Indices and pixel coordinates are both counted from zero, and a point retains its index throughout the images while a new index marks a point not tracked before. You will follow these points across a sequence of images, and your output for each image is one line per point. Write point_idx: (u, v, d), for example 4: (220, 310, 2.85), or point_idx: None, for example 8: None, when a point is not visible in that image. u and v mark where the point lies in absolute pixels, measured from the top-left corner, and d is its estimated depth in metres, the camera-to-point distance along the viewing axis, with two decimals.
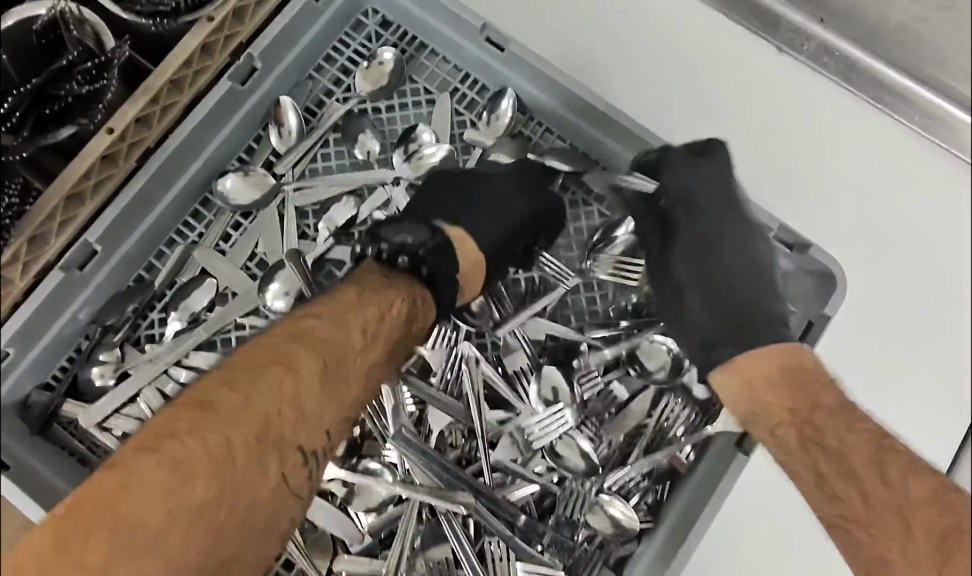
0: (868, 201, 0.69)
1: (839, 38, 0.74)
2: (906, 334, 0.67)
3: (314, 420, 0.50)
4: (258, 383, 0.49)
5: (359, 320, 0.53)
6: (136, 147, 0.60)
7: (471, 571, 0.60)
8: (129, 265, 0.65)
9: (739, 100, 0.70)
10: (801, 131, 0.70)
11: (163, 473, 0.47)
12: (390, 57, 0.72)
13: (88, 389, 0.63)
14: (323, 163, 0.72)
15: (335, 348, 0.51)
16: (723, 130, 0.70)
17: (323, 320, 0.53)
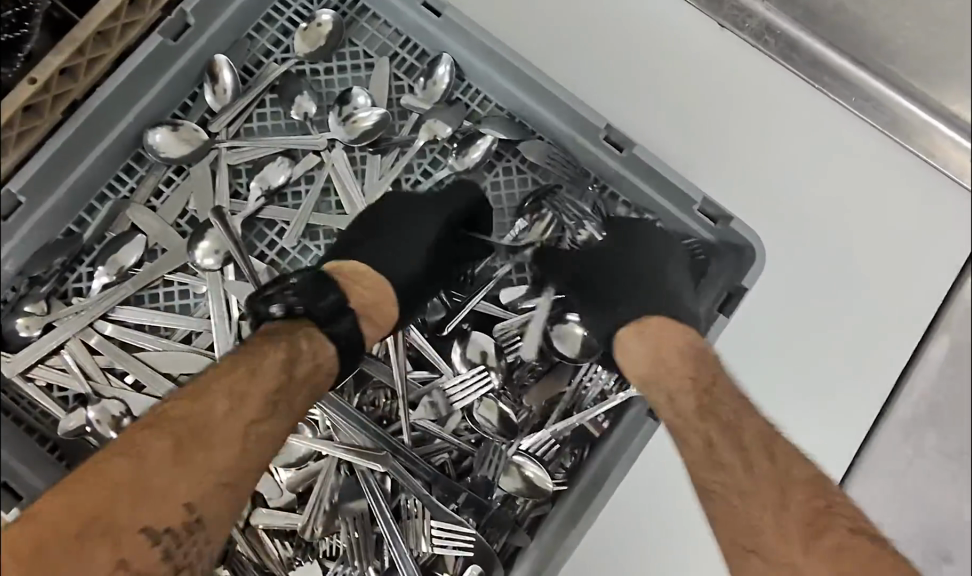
0: (803, 177, 0.70)
1: (781, 18, 0.76)
2: (805, 350, 0.67)
3: (278, 434, 0.54)
4: (175, 430, 0.50)
5: (275, 371, 0.53)
6: (61, 99, 0.61)
7: (386, 528, 0.61)
8: (59, 216, 0.64)
9: (679, 73, 0.71)
10: (739, 105, 0.71)
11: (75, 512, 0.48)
12: (328, 19, 0.72)
13: (14, 339, 0.63)
14: (259, 123, 0.72)
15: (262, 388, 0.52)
16: (663, 104, 0.70)
17: (244, 373, 0.52)
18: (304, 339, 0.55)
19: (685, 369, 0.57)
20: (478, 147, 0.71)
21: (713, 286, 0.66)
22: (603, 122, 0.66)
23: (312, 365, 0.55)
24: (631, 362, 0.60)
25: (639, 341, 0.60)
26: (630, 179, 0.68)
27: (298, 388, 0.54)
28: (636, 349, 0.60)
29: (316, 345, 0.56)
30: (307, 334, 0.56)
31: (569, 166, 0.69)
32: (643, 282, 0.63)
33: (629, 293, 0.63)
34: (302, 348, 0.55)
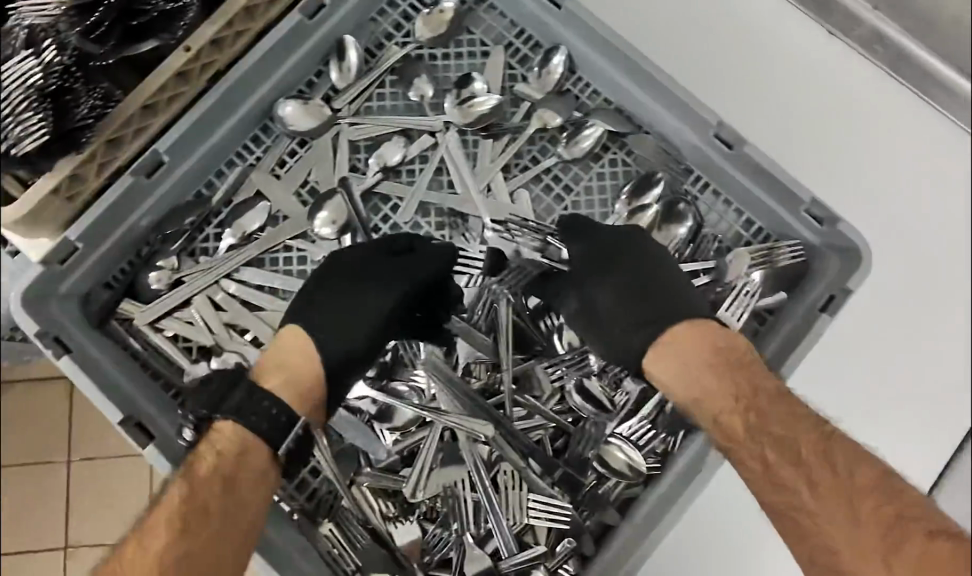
0: (908, 193, 0.71)
1: (891, 25, 0.74)
2: (890, 373, 0.68)
3: (238, 511, 0.54)
4: (174, 521, 0.52)
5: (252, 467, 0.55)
6: (209, 68, 0.65)
7: (485, 497, 0.63)
8: (191, 180, 0.69)
9: (785, 84, 0.71)
10: (845, 119, 0.71)
11: None
12: (451, 7, 0.75)
13: (146, 291, 0.68)
14: (377, 103, 0.75)
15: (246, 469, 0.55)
16: (769, 115, 0.72)
17: (224, 460, 0.55)
18: (221, 440, 0.56)
19: (702, 369, 0.58)
20: (586, 136, 0.72)
21: (816, 285, 0.67)
22: (715, 118, 0.68)
23: (236, 446, 0.56)
24: (674, 379, 0.59)
25: (674, 353, 0.59)
26: (736, 174, 0.69)
27: (241, 473, 0.55)
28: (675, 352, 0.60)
29: (217, 449, 0.55)
30: (209, 444, 0.56)
31: (671, 160, 0.72)
32: (652, 296, 0.62)
33: (659, 306, 0.62)
34: (218, 438, 0.56)
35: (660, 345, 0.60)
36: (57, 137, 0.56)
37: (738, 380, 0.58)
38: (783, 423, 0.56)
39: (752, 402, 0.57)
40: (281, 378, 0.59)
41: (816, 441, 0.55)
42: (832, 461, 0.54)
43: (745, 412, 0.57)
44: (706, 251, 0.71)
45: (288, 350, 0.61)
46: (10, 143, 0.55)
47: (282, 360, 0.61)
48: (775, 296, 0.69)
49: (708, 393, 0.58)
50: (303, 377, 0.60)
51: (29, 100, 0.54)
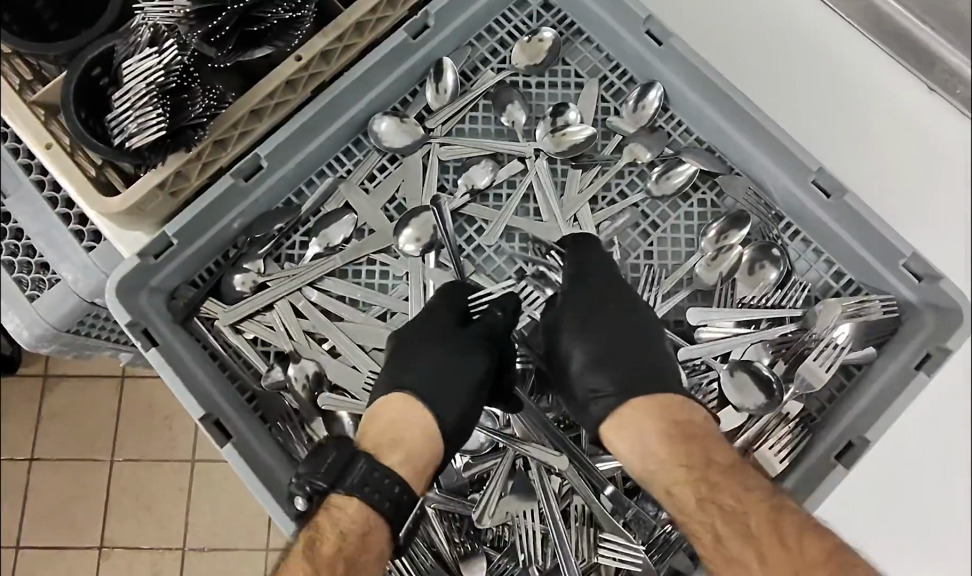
0: None
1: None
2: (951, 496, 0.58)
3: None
4: None
5: (371, 535, 0.56)
6: (315, 78, 0.66)
7: (555, 529, 0.63)
8: (284, 187, 0.70)
9: (867, 126, 0.66)
10: (935, 164, 0.65)
11: None
12: (550, 36, 0.75)
13: (230, 292, 0.69)
14: (470, 125, 0.76)
15: (368, 540, 0.55)
16: (851, 157, 0.67)
17: (348, 531, 0.55)
18: (344, 518, 0.55)
19: (655, 438, 0.58)
20: (678, 173, 0.72)
21: (909, 343, 0.64)
22: (815, 164, 0.66)
23: (359, 527, 0.55)
24: (622, 452, 0.59)
25: (623, 427, 0.60)
26: (832, 224, 0.68)
27: (364, 553, 0.54)
28: (629, 425, 0.59)
29: (341, 527, 0.55)
30: (331, 518, 0.55)
31: (761, 205, 0.71)
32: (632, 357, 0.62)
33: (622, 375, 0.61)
34: (340, 515, 0.55)
35: (611, 420, 0.60)
36: (170, 134, 0.59)
37: (689, 451, 0.57)
38: (735, 496, 0.55)
39: (703, 474, 0.56)
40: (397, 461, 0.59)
41: (770, 518, 0.54)
42: (780, 532, 0.53)
43: (693, 482, 0.56)
44: (795, 298, 0.69)
45: (399, 425, 0.61)
46: (127, 136, 0.57)
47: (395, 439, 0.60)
48: (866, 351, 0.66)
49: (663, 462, 0.57)
50: (420, 455, 0.60)
51: (149, 96, 0.57)
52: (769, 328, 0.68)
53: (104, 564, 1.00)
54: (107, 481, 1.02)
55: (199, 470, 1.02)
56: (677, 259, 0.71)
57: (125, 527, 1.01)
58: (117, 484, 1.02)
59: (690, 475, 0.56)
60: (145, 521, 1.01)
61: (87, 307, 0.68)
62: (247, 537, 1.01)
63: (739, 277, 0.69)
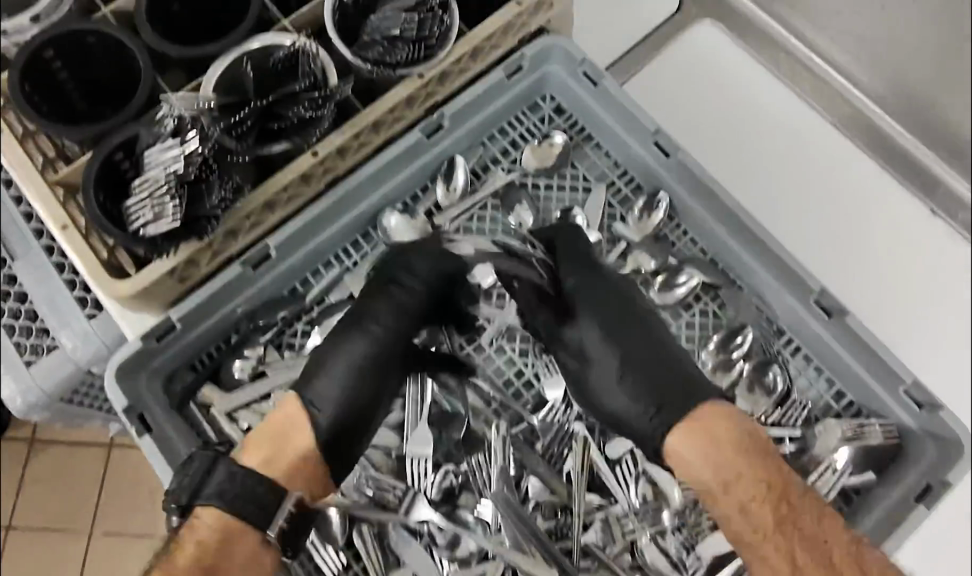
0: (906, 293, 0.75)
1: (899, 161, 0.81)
2: None
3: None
4: None
5: (231, 545, 0.56)
6: (329, 173, 0.68)
7: None
8: (290, 276, 0.71)
9: (807, 167, 0.78)
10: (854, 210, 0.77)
11: None
12: (560, 141, 0.77)
13: (228, 378, 0.69)
14: (477, 223, 0.77)
15: (229, 548, 0.56)
16: (788, 184, 0.77)
17: (196, 544, 0.55)
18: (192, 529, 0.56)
19: (730, 452, 0.57)
20: (678, 285, 0.72)
21: (908, 473, 0.64)
22: (818, 285, 0.68)
23: (217, 533, 0.56)
24: (690, 468, 0.58)
25: (695, 443, 0.58)
26: (832, 345, 0.68)
27: (226, 559, 0.56)
28: (715, 422, 0.58)
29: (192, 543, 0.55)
30: (190, 533, 0.56)
31: (763, 319, 0.71)
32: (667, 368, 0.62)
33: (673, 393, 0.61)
34: (201, 528, 0.56)
35: (682, 432, 0.59)
36: (185, 223, 0.60)
37: (767, 468, 0.57)
38: (814, 519, 0.57)
39: (786, 496, 0.57)
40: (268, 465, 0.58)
41: (847, 556, 0.55)
42: (859, 560, 0.56)
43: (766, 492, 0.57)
44: (794, 417, 0.69)
45: (288, 425, 0.60)
46: (145, 224, 0.59)
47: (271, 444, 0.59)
48: (863, 476, 0.65)
49: (769, 486, 0.57)
50: (289, 455, 0.59)
51: (167, 186, 0.59)
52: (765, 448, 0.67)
53: None
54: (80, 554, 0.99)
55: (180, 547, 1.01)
56: None
57: None
58: None
59: (779, 491, 0.57)
60: None
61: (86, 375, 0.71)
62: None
63: (739, 393, 0.69)
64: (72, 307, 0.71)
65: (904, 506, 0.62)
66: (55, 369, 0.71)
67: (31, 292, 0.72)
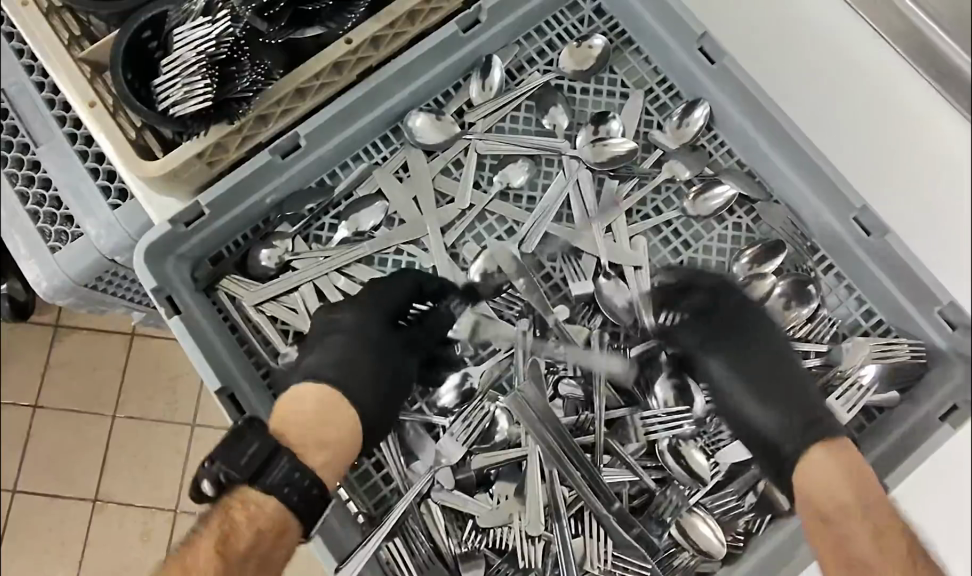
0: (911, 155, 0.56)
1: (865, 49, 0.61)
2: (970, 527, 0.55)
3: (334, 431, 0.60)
4: (326, 420, 0.60)
5: (316, 409, 0.60)
6: (361, 63, 0.66)
7: (560, 535, 0.64)
8: (319, 168, 0.70)
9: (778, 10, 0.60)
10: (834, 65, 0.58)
11: (329, 427, 0.60)
12: (600, 43, 0.74)
13: (255, 267, 0.69)
14: (510, 125, 0.75)
15: (328, 417, 0.60)
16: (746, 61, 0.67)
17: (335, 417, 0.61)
18: (235, 509, 0.55)
19: (849, 487, 0.56)
20: (716, 195, 0.71)
21: (932, 396, 0.63)
22: (859, 203, 0.65)
23: (317, 405, 0.61)
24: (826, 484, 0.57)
25: (831, 461, 0.58)
26: (871, 260, 0.67)
27: (319, 419, 0.60)
28: (824, 482, 0.57)
29: (200, 542, 0.54)
30: (222, 516, 0.55)
31: (797, 234, 0.70)
32: (802, 393, 0.62)
33: (790, 401, 0.61)
34: (254, 513, 0.55)
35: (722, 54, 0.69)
36: (215, 106, 0.58)
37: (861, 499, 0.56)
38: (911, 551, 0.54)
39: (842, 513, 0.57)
40: (314, 429, 0.59)
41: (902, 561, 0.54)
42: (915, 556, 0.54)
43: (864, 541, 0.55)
44: (821, 334, 0.69)
45: (326, 414, 0.60)
46: (174, 104, 0.57)
47: (305, 417, 0.59)
48: (887, 396, 0.65)
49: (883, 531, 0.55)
50: (333, 437, 0.60)
51: (198, 66, 0.57)
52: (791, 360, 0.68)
53: (96, 516, 1.05)
54: (108, 434, 1.08)
55: (197, 434, 1.07)
56: None
57: (119, 485, 1.06)
58: (118, 437, 1.08)
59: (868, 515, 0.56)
60: (140, 479, 1.06)
61: (108, 264, 0.67)
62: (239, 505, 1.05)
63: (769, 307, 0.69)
64: (93, 195, 0.66)
65: (913, 415, 0.64)
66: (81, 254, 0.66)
67: (54, 179, 0.67)
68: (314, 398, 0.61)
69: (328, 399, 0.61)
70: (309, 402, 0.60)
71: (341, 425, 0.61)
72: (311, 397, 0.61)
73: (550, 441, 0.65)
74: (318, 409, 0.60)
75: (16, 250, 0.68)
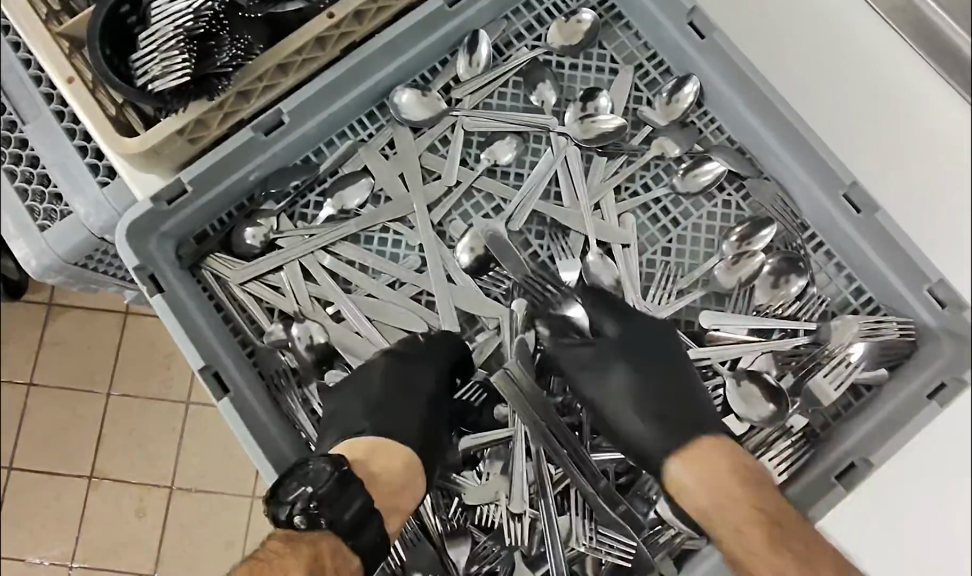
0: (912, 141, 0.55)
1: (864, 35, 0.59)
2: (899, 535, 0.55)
3: (401, 481, 0.61)
4: (391, 469, 0.61)
5: (382, 465, 0.61)
6: (344, 38, 0.65)
7: (546, 512, 0.64)
8: (304, 145, 0.70)
9: None
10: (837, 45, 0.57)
11: (399, 477, 0.61)
12: (589, 19, 0.73)
13: (240, 245, 0.69)
14: (497, 101, 0.73)
15: (395, 471, 0.61)
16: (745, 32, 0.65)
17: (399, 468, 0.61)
18: (325, 554, 0.53)
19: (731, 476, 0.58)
20: (706, 171, 0.70)
21: (921, 374, 0.63)
22: (850, 178, 0.64)
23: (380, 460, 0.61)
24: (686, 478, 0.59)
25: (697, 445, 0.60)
26: (861, 237, 0.66)
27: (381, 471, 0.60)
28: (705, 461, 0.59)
29: (288, 563, 0.51)
30: (306, 553, 0.52)
31: (788, 212, 0.70)
32: (676, 385, 0.63)
33: (681, 414, 0.62)
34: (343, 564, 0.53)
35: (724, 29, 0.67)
36: (195, 81, 0.57)
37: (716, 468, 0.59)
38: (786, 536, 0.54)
39: (748, 476, 0.58)
40: (390, 482, 0.60)
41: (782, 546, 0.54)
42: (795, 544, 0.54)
43: (733, 495, 0.57)
44: (811, 311, 0.69)
45: (390, 466, 0.61)
46: (152, 79, 0.56)
47: (389, 472, 0.60)
48: (875, 374, 0.65)
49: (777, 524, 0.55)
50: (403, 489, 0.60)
51: (175, 40, 0.55)
52: (780, 338, 0.68)
53: (91, 495, 1.06)
54: (100, 413, 1.08)
55: (189, 413, 1.07)
56: (694, 260, 0.71)
57: (114, 463, 1.06)
58: (110, 416, 1.08)
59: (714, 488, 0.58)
60: (133, 457, 1.06)
61: (97, 243, 0.67)
62: (231, 484, 1.05)
63: (758, 284, 0.69)
64: (82, 172, 0.65)
65: (901, 394, 0.63)
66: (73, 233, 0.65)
67: (42, 158, 0.66)
68: (374, 452, 0.62)
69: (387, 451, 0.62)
70: (379, 457, 0.61)
71: (415, 490, 0.62)
72: (369, 450, 0.62)
73: (537, 421, 0.65)
74: (383, 462, 0.61)
75: (5, 231, 0.66)
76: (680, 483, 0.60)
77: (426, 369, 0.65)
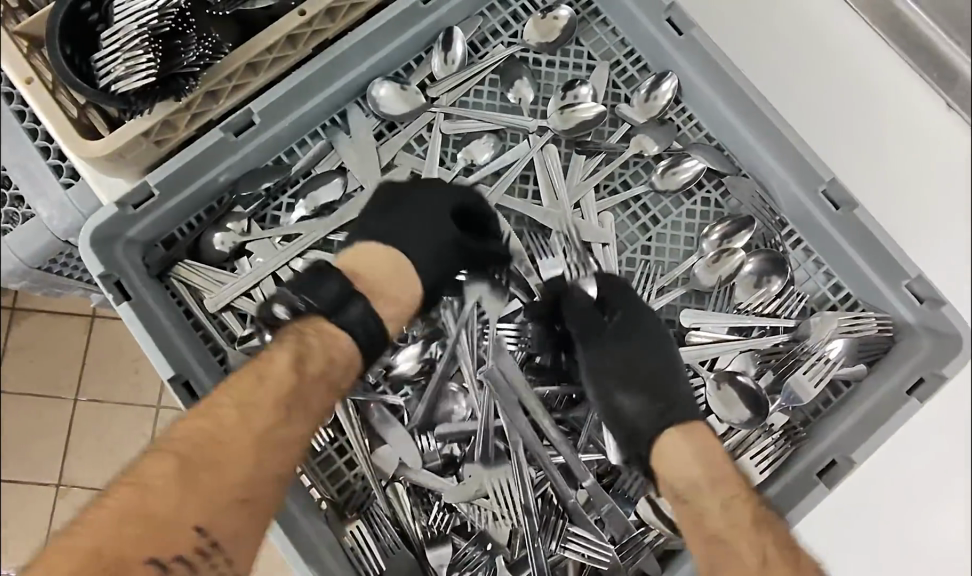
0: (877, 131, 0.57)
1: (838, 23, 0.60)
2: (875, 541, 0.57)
3: (388, 277, 0.62)
4: (398, 281, 0.62)
5: (384, 276, 0.62)
6: (315, 36, 0.63)
7: (528, 516, 0.63)
8: (275, 146, 0.68)
9: None
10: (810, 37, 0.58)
11: (381, 274, 0.62)
12: (566, 15, 0.71)
13: (210, 251, 0.67)
14: (474, 99, 0.72)
15: (394, 285, 0.62)
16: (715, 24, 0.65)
17: (387, 273, 0.62)
18: (310, 336, 0.57)
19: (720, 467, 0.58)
20: (685, 169, 0.70)
21: (902, 366, 0.63)
22: (829, 174, 0.63)
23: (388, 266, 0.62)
24: (676, 466, 0.58)
25: (686, 442, 0.59)
26: (845, 234, 0.65)
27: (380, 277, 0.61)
28: (698, 457, 0.58)
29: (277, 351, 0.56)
30: (296, 336, 0.57)
31: (767, 209, 0.69)
32: (662, 364, 0.64)
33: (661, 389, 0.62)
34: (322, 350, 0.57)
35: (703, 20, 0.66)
36: (160, 81, 0.55)
37: (719, 467, 0.58)
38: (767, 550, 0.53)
39: (723, 484, 0.57)
40: (377, 280, 0.61)
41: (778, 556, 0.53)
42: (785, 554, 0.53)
43: (746, 519, 0.55)
44: (790, 308, 0.68)
45: (389, 270, 0.62)
46: (114, 80, 0.54)
47: (379, 271, 0.62)
48: (856, 369, 0.65)
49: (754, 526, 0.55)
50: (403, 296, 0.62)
51: (140, 40, 0.53)
52: (759, 337, 0.68)
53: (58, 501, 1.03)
54: (70, 417, 1.05)
55: (161, 416, 1.05)
56: (673, 259, 0.70)
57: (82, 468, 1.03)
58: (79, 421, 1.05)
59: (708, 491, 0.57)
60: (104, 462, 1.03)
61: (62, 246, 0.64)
62: None
63: (737, 281, 0.68)
64: (43, 173, 0.62)
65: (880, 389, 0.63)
66: (34, 238, 0.62)
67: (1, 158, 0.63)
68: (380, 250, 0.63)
69: (394, 262, 0.63)
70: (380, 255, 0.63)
71: (407, 286, 0.62)
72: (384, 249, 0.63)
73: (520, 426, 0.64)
74: (380, 266, 0.62)
75: None
76: (694, 494, 0.57)
77: (433, 188, 0.65)
